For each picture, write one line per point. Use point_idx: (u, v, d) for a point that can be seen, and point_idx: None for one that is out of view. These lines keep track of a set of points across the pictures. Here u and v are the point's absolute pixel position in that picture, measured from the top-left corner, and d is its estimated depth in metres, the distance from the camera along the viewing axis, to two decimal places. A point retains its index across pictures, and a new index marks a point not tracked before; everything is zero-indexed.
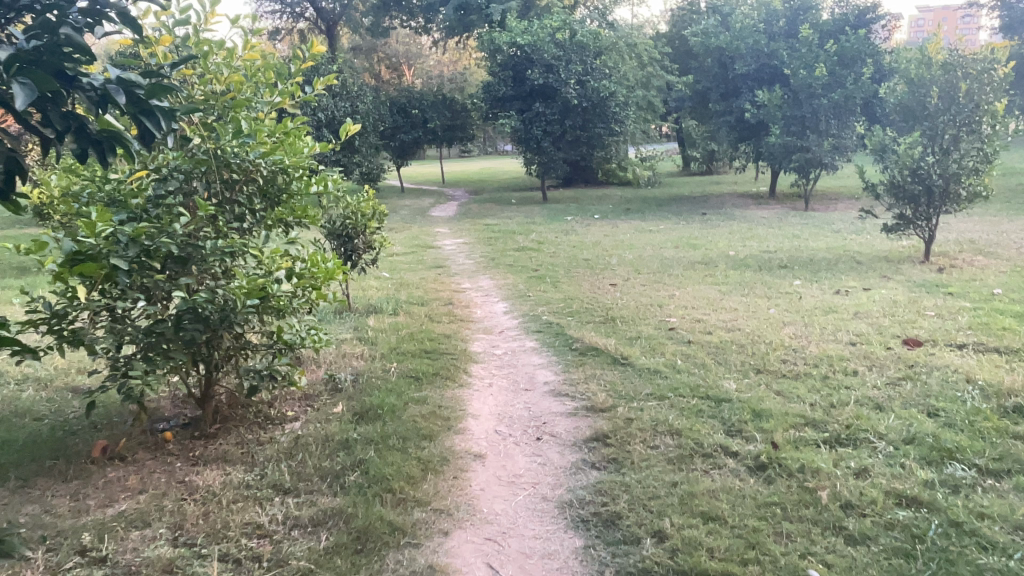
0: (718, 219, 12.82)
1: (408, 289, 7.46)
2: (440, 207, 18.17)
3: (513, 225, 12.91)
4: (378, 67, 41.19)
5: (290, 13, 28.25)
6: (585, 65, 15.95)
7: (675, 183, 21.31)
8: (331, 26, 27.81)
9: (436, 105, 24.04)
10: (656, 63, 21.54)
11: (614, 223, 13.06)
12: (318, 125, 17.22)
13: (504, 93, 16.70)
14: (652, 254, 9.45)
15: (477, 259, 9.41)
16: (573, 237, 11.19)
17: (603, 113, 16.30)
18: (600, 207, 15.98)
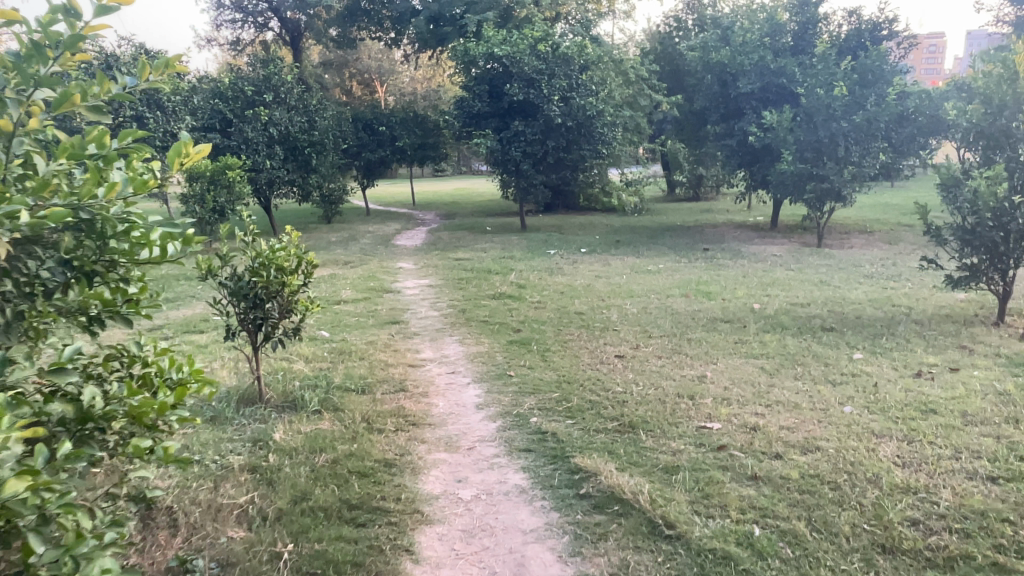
0: (725, 257, 11.16)
1: (349, 363, 5.57)
2: (408, 235, 16.32)
3: (490, 261, 11.09)
4: (349, 83, 39.28)
5: (253, 23, 26.41)
6: (571, 80, 14.25)
7: (664, 210, 19.71)
8: (296, 37, 26.00)
9: (405, 122, 22.25)
10: (644, 82, 20.02)
11: (607, 259, 11.33)
12: (269, 141, 15.26)
13: (479, 109, 14.94)
14: (660, 307, 7.70)
15: (444, 311, 7.56)
16: (560, 280, 9.38)
17: (590, 134, 14.61)
18: (587, 238, 14.25)
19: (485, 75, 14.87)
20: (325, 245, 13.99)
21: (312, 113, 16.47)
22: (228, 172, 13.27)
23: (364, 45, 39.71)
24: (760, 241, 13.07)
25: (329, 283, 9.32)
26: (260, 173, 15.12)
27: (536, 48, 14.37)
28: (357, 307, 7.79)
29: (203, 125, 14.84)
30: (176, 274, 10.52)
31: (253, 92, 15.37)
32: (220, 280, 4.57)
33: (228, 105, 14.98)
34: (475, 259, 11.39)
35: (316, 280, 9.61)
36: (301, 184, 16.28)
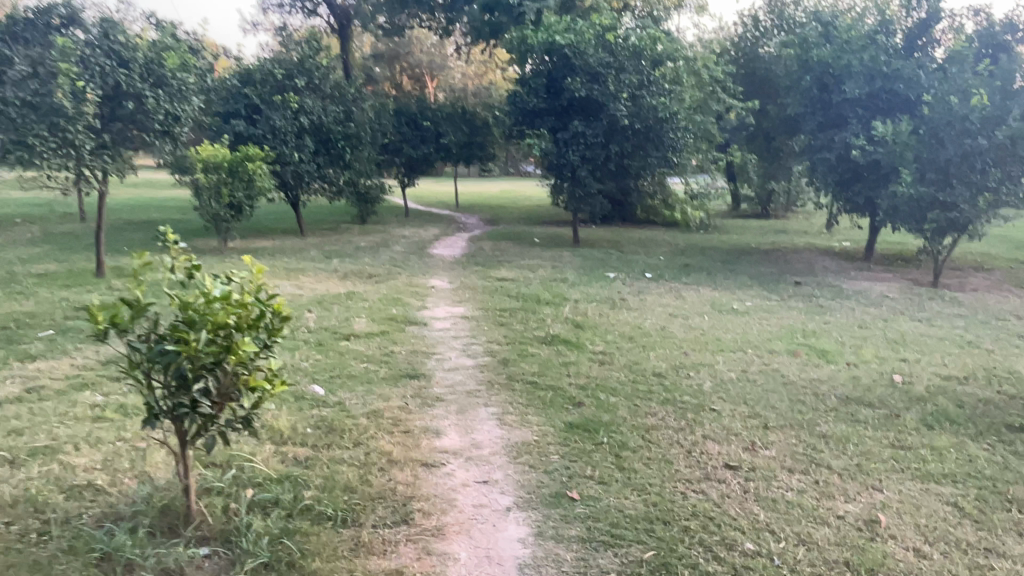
0: (826, 295, 9.17)
1: (338, 454, 3.85)
2: (446, 242, 14.67)
3: (539, 284, 9.28)
4: (398, 76, 37.88)
5: (302, 8, 25.19)
6: (643, 76, 12.32)
7: (732, 227, 17.65)
8: (345, 24, 24.66)
9: (452, 117, 20.62)
10: (719, 85, 17.96)
11: (679, 289, 9.42)
12: (299, 131, 13.72)
13: (533, 105, 13.02)
14: (764, 372, 5.81)
15: (479, 359, 5.79)
16: (626, 318, 7.53)
17: (660, 140, 12.66)
18: (650, 258, 12.38)
19: (541, 67, 12.96)
20: (354, 251, 12.41)
21: (349, 103, 14.89)
22: (248, 165, 11.75)
23: (415, 37, 38.24)
24: (859, 275, 11.03)
25: (342, 307, 7.63)
26: (288, 167, 13.60)
27: (604, 38, 12.45)
28: (369, 346, 6.07)
29: (229, 110, 13.35)
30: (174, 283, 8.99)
31: (285, 76, 13.82)
32: (129, 341, 2.93)
33: (255, 89, 13.46)
34: (522, 280, 9.58)
35: (328, 301, 7.94)
36: (334, 179, 14.74)
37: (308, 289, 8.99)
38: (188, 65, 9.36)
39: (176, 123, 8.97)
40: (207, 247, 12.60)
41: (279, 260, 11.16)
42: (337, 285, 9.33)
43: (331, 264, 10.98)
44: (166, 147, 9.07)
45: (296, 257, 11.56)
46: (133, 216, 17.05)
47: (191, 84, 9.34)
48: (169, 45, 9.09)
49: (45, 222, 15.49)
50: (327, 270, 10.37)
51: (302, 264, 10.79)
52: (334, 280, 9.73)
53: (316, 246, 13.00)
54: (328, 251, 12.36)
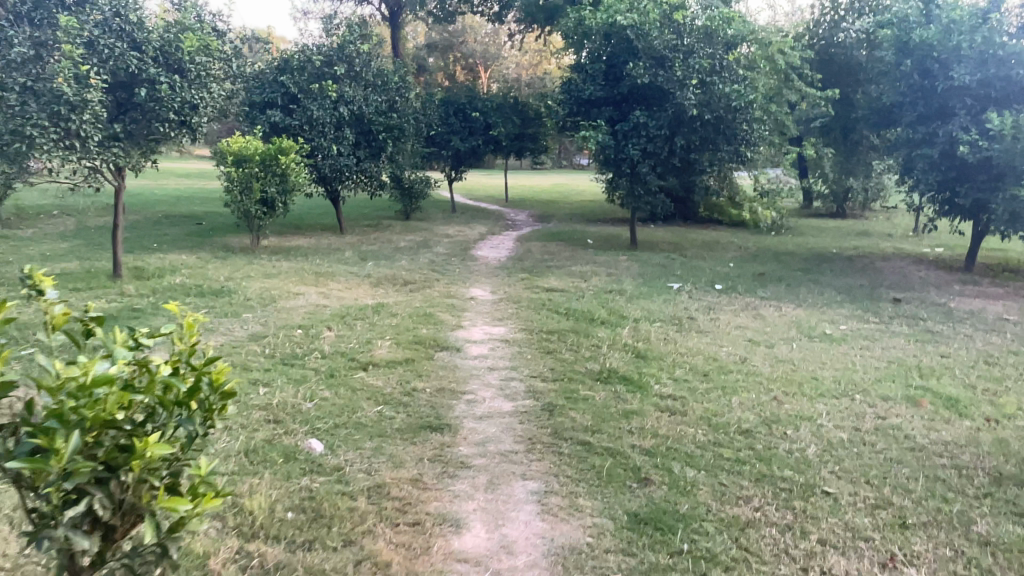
0: (934, 318, 7.77)
1: (319, 561, 2.84)
2: (492, 242, 13.65)
3: (592, 297, 8.15)
4: (453, 67, 37.10)
5: None
6: (714, 61, 11.00)
7: (806, 228, 16.11)
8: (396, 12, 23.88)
9: (503, 108, 19.57)
10: (794, 72, 16.39)
11: (755, 306, 8.16)
12: (339, 122, 12.88)
13: (590, 94, 11.82)
14: (881, 431, 4.58)
15: (520, 403, 4.72)
16: (697, 346, 6.34)
17: (732, 133, 11.31)
18: (717, 264, 11.11)
19: (599, 51, 11.74)
20: (392, 251, 11.51)
21: (393, 92, 13.97)
22: (281, 158, 10.95)
23: (469, 27, 37.33)
24: (966, 291, 9.53)
25: (367, 325, 6.65)
26: (325, 159, 12.75)
27: (670, 18, 11.16)
28: (387, 382, 5.04)
29: (265, 98, 12.57)
30: (193, 289, 8.22)
31: (324, 62, 12.98)
32: None
33: (292, 77, 12.62)
34: (573, 291, 8.46)
35: (353, 315, 6.99)
36: (375, 173, 13.86)
37: (335, 298, 8.08)
38: (211, 49, 8.55)
39: (193, 112, 8.15)
40: (239, 245, 11.88)
41: (312, 261, 10.34)
42: (367, 294, 8.40)
43: (366, 266, 10.08)
44: (183, 139, 8.26)
45: (330, 258, 10.72)
46: (172, 211, 16.57)
47: (212, 69, 8.52)
48: (188, 26, 8.27)
49: (85, 216, 15.11)
50: (359, 274, 9.48)
51: (335, 267, 9.93)
52: (365, 287, 8.82)
53: (354, 245, 12.16)
54: (365, 251, 11.48)
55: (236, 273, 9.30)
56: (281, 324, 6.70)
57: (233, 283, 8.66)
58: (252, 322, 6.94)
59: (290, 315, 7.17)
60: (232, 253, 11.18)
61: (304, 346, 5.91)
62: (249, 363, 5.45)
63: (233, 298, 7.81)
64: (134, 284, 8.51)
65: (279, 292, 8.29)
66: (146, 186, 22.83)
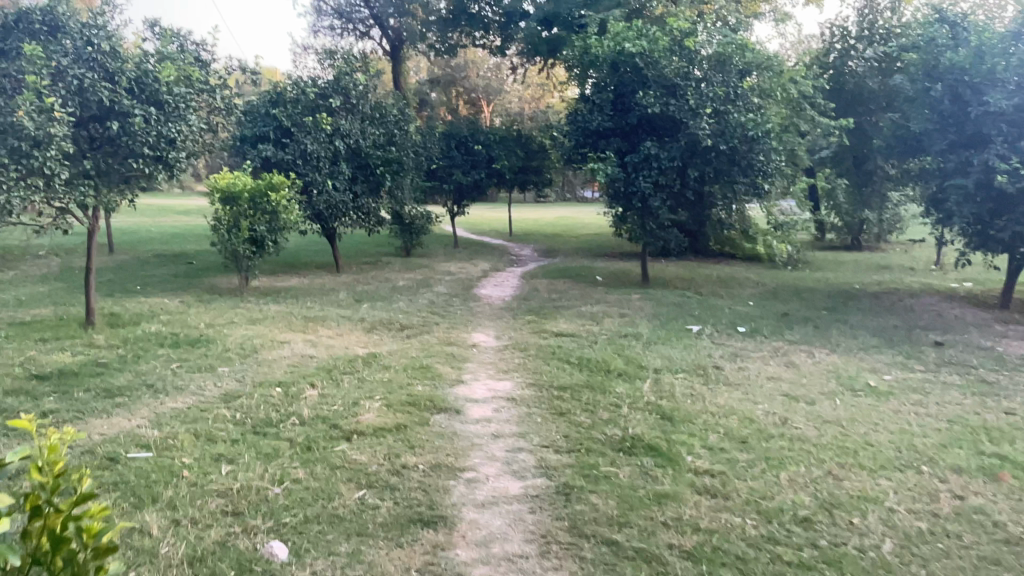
0: (986, 365, 7.01)
1: None
2: (496, 280, 12.97)
3: (605, 344, 7.43)
4: (455, 101, 36.89)
5: (354, 32, 24.27)
6: (729, 89, 10.43)
7: (823, 261, 15.42)
8: (397, 47, 23.59)
9: (505, 141, 19.07)
10: (807, 101, 15.86)
11: (785, 352, 7.42)
12: (334, 156, 12.31)
13: (597, 125, 11.22)
14: (967, 517, 3.79)
15: (531, 483, 3.96)
16: (729, 403, 5.60)
17: (748, 164, 10.68)
18: (736, 303, 10.41)
19: (607, 80, 11.19)
20: (390, 291, 10.85)
21: (391, 126, 13.44)
22: (272, 195, 10.35)
23: (471, 61, 37.21)
24: (1011, 331, 8.77)
25: (356, 379, 5.93)
26: (320, 195, 12.15)
27: (680, 44, 10.61)
28: (374, 455, 4.30)
29: (257, 133, 12.02)
30: (170, 338, 7.54)
31: (318, 95, 12.45)
32: None
33: (285, 110, 12.08)
34: (584, 337, 7.74)
35: (341, 369, 6.27)
36: (373, 209, 13.26)
37: (323, 347, 7.37)
38: (193, 79, 7.98)
39: (170, 147, 7.54)
40: (227, 286, 11.24)
41: (303, 304, 9.68)
42: (359, 342, 7.70)
43: (361, 309, 9.40)
44: (159, 176, 7.62)
45: (323, 299, 10.06)
46: (163, 250, 15.98)
47: (193, 101, 7.94)
48: (167, 56, 7.72)
49: (71, 256, 14.51)
50: (353, 318, 8.79)
51: (327, 310, 9.25)
52: (358, 333, 8.12)
53: (349, 285, 11.51)
54: (361, 291, 10.83)
55: (220, 319, 8.63)
56: (258, 381, 5.98)
57: (215, 331, 7.97)
58: (228, 377, 6.23)
59: (272, 368, 6.46)
60: (220, 295, 10.53)
61: (282, 408, 5.19)
62: (215, 433, 4.73)
63: (212, 349, 7.12)
64: (105, 334, 7.82)
65: (263, 340, 7.60)
66: (142, 223, 22.30)
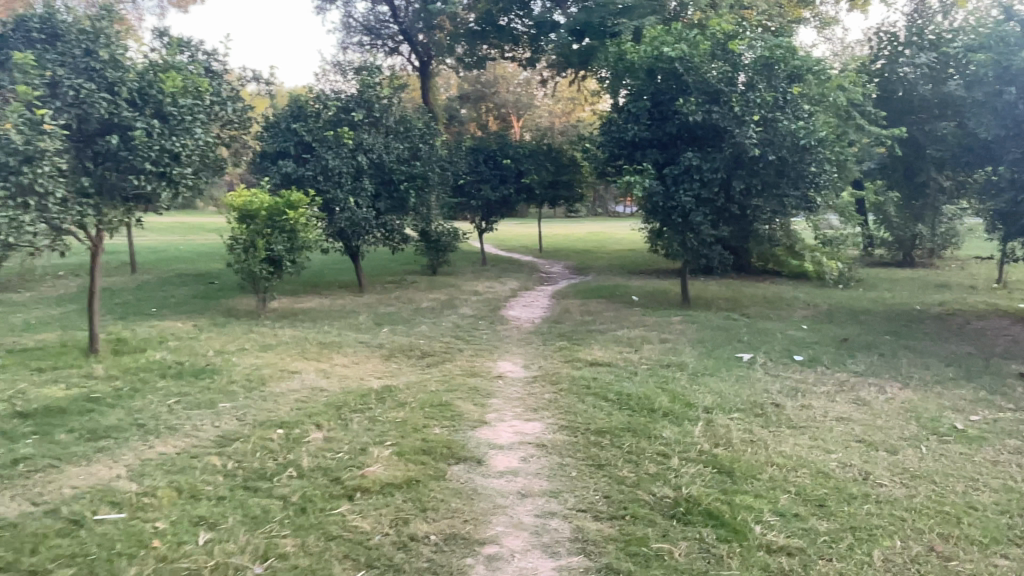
0: None
1: None
2: (525, 300, 12.29)
3: (646, 376, 6.67)
4: (484, 117, 36.48)
5: (383, 48, 23.98)
6: (777, 95, 9.66)
7: (876, 279, 14.44)
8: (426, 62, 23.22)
9: (536, 155, 18.46)
10: (856, 109, 14.95)
11: (851, 386, 6.60)
12: (357, 172, 11.79)
13: (634, 135, 10.52)
14: None
15: (566, 564, 3.24)
16: (796, 452, 4.81)
17: (798, 175, 9.88)
18: (786, 326, 9.58)
19: (644, 87, 10.48)
20: (414, 313, 10.25)
21: (416, 139, 12.90)
22: (290, 213, 9.85)
23: (501, 76, 36.80)
24: None
25: (368, 419, 5.27)
26: (342, 212, 11.63)
27: (724, 48, 9.88)
28: (378, 521, 3.63)
29: (277, 149, 11.57)
30: (173, 367, 6.99)
31: (340, 108, 11.97)
32: None
33: (305, 124, 11.60)
34: (623, 367, 6.99)
35: (351, 406, 5.63)
36: (397, 226, 12.71)
37: (336, 378, 6.74)
38: (202, 91, 7.51)
39: (174, 162, 7.02)
40: (244, 308, 10.74)
41: (321, 327, 9.13)
42: (376, 371, 7.06)
43: (380, 333, 8.80)
44: (162, 194, 7.07)
45: (342, 323, 9.49)
46: (185, 270, 15.62)
47: (201, 114, 7.45)
48: (172, 65, 7.25)
49: (91, 277, 14.18)
50: (371, 343, 8.18)
51: (345, 334, 8.67)
52: (375, 362, 7.49)
53: (371, 306, 10.94)
54: (383, 312, 10.25)
55: (230, 345, 8.09)
56: (260, 420, 5.37)
57: (223, 359, 7.41)
58: (228, 415, 5.63)
59: (277, 405, 5.84)
60: (235, 318, 10.02)
61: (280, 456, 4.56)
62: (200, 488, 4.10)
63: (216, 380, 6.54)
64: (106, 362, 7.30)
65: (272, 369, 7.00)
66: (168, 242, 22.06)
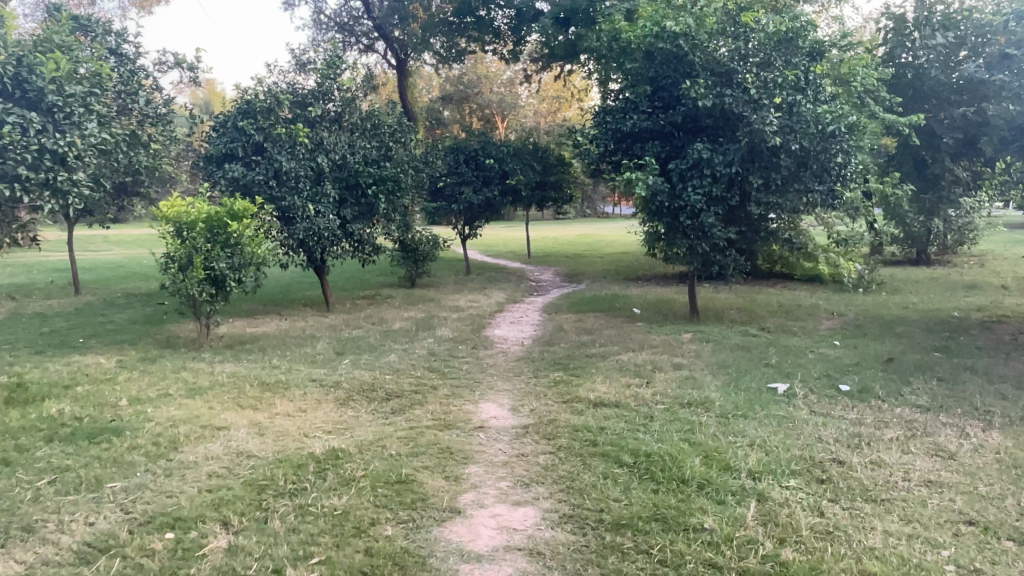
0: None
1: None
2: (512, 316, 10.88)
3: (665, 423, 5.26)
4: (467, 118, 34.96)
5: (357, 47, 22.53)
6: (798, 75, 8.32)
7: (898, 281, 13.15)
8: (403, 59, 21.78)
9: (521, 154, 17.08)
10: (869, 96, 13.67)
11: (922, 430, 5.24)
12: (317, 175, 10.33)
13: (632, 127, 9.12)
14: None
15: None
16: (892, 550, 3.42)
17: (824, 167, 8.53)
18: (815, 343, 8.23)
19: (643, 70, 9.06)
20: (383, 337, 8.81)
21: (386, 138, 11.47)
22: (233, 224, 8.43)
23: (484, 76, 35.28)
24: None
25: (295, 510, 3.83)
26: (301, 221, 10.16)
27: (735, 21, 8.52)
28: None
29: (222, 151, 9.98)
30: (68, 428, 5.52)
31: (295, 102, 10.43)
32: None
33: (255, 121, 10.08)
34: (635, 410, 5.58)
35: (278, 487, 4.18)
36: (366, 235, 11.27)
37: (273, 436, 5.30)
38: (97, 84, 6.14)
39: (61, 166, 5.54)
40: (187, 335, 9.27)
41: (270, 359, 7.68)
42: (326, 423, 5.62)
43: (339, 366, 7.36)
44: (48, 208, 5.58)
45: (297, 352, 8.04)
46: (136, 290, 14.05)
47: (98, 109, 6.06)
48: (60, 48, 5.85)
49: (23, 302, 12.59)
50: (325, 381, 6.73)
51: (297, 369, 7.23)
52: (327, 407, 6.05)
53: (335, 329, 9.50)
54: (347, 337, 8.82)
55: (153, 389, 6.62)
56: (148, 516, 3.92)
57: (136, 411, 5.94)
58: (111, 505, 4.18)
59: (183, 485, 4.39)
60: (173, 349, 8.56)
61: None
62: None
63: (115, 446, 5.07)
64: None
65: (191, 426, 5.53)
66: (127, 257, 20.44)
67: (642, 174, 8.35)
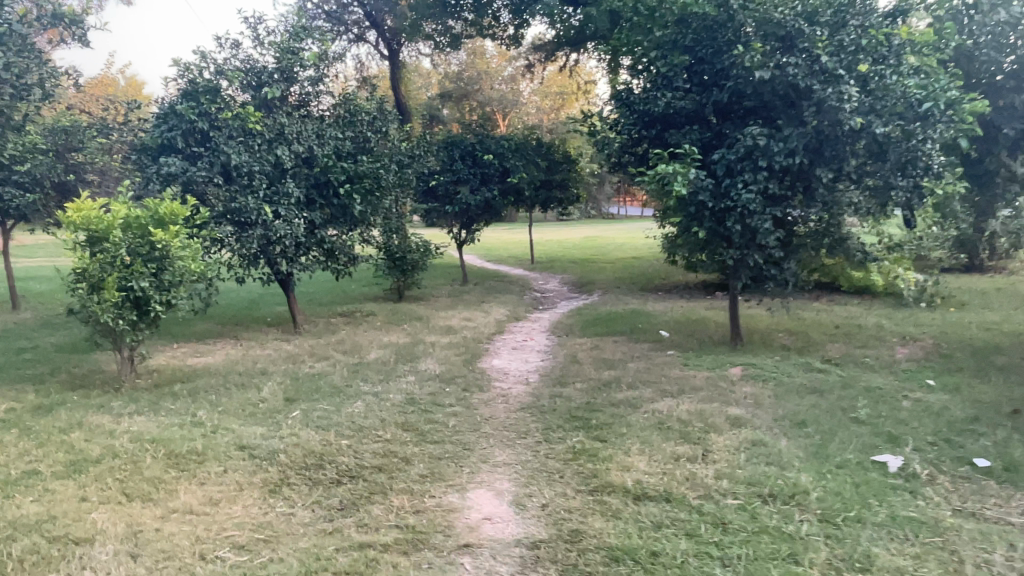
0: None
1: None
2: (515, 339, 9.05)
3: (747, 543, 3.43)
4: (467, 116, 33.07)
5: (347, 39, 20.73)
6: (879, 39, 6.48)
7: (964, 293, 11.28)
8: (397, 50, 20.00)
9: (523, 150, 15.27)
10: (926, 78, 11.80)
11: None
12: (277, 171, 8.51)
13: (663, 109, 7.27)
14: None
15: None
16: None
17: (911, 157, 6.68)
18: (904, 384, 6.40)
19: (677, 36, 7.21)
20: (352, 373, 7.01)
21: (363, 127, 9.64)
22: (155, 232, 6.66)
23: (484, 73, 33.22)
24: None
25: None
26: (258, 227, 8.33)
27: None
28: None
29: (158, 141, 8.13)
30: None
31: (249, 81, 8.57)
32: None
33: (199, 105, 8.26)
34: (696, 514, 3.75)
35: None
36: (341, 243, 9.43)
37: (151, 561, 3.48)
38: None
39: None
40: (111, 370, 7.47)
41: (197, 411, 5.87)
42: (240, 531, 3.80)
43: (284, 422, 5.54)
44: None
45: (236, 398, 6.23)
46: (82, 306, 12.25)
47: None
48: None
49: None
50: (257, 450, 4.91)
51: (227, 428, 5.40)
52: (250, 497, 4.24)
53: (295, 360, 7.69)
54: (307, 374, 7.01)
55: (19, 462, 4.82)
56: None
57: None
58: None
59: None
60: (85, 391, 6.75)
61: None
62: None
63: None
64: None
65: (37, 539, 3.71)
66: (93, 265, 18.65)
67: (680, 167, 6.51)
